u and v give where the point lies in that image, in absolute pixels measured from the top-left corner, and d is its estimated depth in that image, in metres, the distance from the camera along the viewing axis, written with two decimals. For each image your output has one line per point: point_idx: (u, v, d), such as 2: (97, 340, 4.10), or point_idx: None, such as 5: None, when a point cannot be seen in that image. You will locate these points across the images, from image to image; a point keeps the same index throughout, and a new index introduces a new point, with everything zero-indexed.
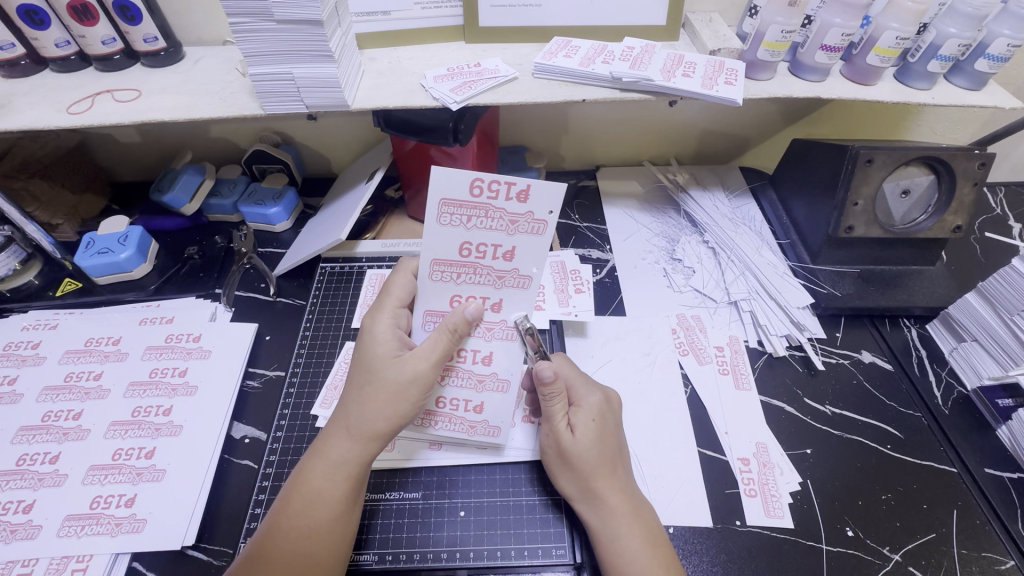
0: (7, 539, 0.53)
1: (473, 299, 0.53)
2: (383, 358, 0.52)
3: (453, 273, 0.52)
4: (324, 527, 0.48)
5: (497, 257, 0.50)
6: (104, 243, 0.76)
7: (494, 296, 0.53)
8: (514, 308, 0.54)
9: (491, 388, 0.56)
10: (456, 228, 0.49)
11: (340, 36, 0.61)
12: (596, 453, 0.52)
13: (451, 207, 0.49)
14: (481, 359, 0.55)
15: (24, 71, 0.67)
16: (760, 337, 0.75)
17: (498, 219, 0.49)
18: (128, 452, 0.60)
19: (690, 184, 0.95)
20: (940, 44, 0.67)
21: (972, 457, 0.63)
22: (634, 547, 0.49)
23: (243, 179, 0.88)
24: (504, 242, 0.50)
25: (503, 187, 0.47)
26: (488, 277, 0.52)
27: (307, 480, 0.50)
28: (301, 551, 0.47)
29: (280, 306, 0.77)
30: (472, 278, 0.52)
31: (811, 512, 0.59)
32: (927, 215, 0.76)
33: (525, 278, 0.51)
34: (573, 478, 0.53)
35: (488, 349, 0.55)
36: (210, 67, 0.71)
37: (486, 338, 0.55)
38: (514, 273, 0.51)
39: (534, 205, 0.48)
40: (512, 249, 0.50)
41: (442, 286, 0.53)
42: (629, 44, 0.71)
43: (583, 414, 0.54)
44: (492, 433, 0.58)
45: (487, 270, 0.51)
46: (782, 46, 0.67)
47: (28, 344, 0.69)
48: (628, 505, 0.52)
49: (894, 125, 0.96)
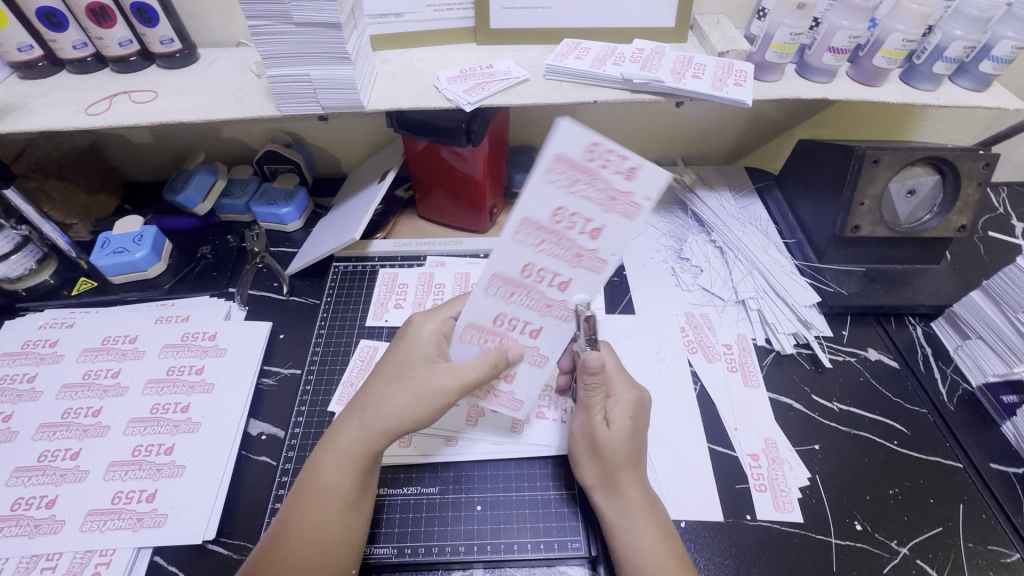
0: (31, 533, 0.54)
1: (543, 272, 0.47)
2: (419, 360, 0.54)
3: (536, 237, 0.46)
4: (334, 519, 0.49)
5: (584, 232, 0.44)
6: (119, 243, 0.77)
7: (564, 274, 0.47)
8: (579, 291, 0.48)
9: (530, 361, 0.53)
10: (556, 188, 0.43)
11: (356, 38, 0.62)
12: (625, 448, 0.53)
13: (560, 164, 0.42)
14: (530, 333, 0.52)
15: (41, 72, 0.68)
16: (767, 335, 0.76)
17: (600, 191, 0.42)
18: (148, 448, 0.61)
19: (697, 184, 0.96)
20: (946, 46, 0.68)
21: (977, 452, 0.64)
22: (645, 546, 0.50)
23: (254, 179, 0.89)
24: (595, 218, 0.44)
25: (616, 159, 0.41)
26: (567, 252, 0.46)
27: (319, 471, 0.51)
28: (311, 542, 0.48)
29: (294, 304, 0.78)
30: (552, 249, 0.46)
31: (820, 506, 0.60)
32: (932, 214, 0.77)
33: (602, 263, 0.46)
34: (596, 468, 0.54)
35: (540, 325, 0.51)
36: (224, 68, 0.72)
37: (541, 313, 0.50)
38: (594, 254, 0.46)
39: (639, 186, 0.42)
40: (600, 229, 0.44)
41: (519, 249, 0.46)
42: (638, 46, 0.72)
43: (620, 408, 0.55)
44: (513, 406, 0.56)
45: (569, 245, 0.46)
46: (790, 48, 0.68)
47: (46, 342, 0.70)
48: (643, 502, 0.53)
49: (898, 125, 0.97)
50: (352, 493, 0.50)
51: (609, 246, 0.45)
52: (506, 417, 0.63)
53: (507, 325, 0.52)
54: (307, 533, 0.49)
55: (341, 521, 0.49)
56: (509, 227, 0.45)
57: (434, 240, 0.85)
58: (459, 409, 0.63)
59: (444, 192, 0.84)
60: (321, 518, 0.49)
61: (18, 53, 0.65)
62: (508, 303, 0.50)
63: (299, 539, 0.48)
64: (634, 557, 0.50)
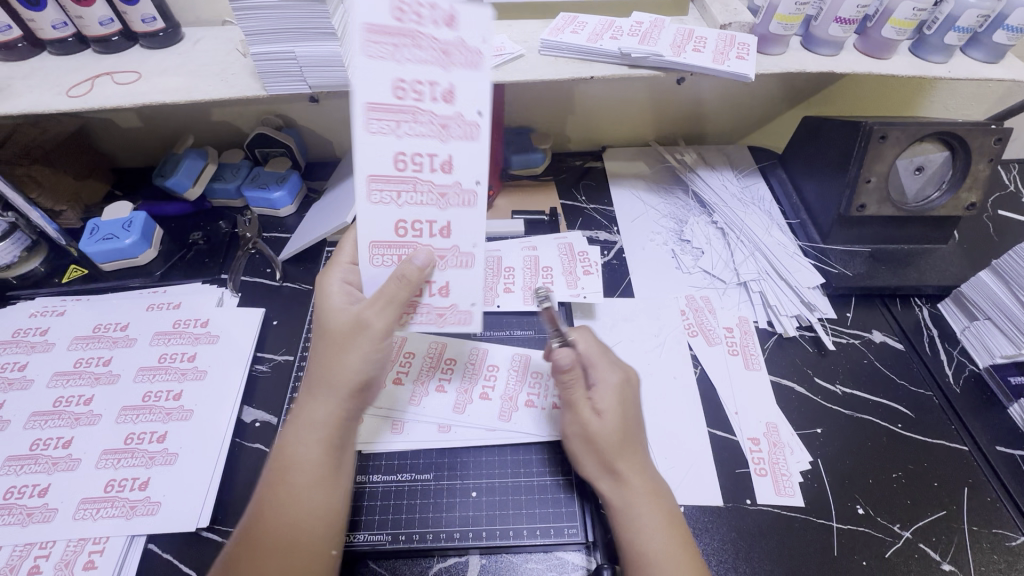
0: (23, 522, 0.54)
1: (419, 223, 0.48)
2: (334, 313, 0.52)
3: (390, 122, 0.45)
4: (308, 505, 0.48)
5: (436, 98, 0.44)
6: (108, 229, 0.75)
7: (441, 152, 0.46)
8: (465, 229, 0.49)
9: (457, 263, 0.50)
10: (386, 62, 0.43)
11: (342, 13, 0.60)
12: (616, 433, 0.52)
13: (375, 37, 0.43)
14: (440, 231, 0.49)
15: (21, 54, 0.66)
16: (770, 318, 0.75)
17: (428, 49, 0.43)
18: (140, 436, 0.60)
19: (698, 164, 0.94)
20: (959, 15, 0.65)
21: (982, 434, 0.63)
22: (653, 540, 0.48)
23: (245, 163, 0.87)
24: (440, 79, 0.44)
25: (430, 10, 0.43)
26: (430, 127, 0.45)
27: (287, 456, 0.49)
28: (292, 530, 0.47)
29: (287, 291, 0.76)
30: (412, 128, 0.45)
31: (822, 491, 0.59)
32: (941, 191, 0.75)
33: (469, 256, 0.50)
34: (597, 460, 0.53)
35: (444, 219, 0.48)
36: (210, 47, 0.70)
37: (440, 205, 0.48)
38: (459, 119, 0.45)
39: (464, 30, 0.43)
40: (452, 91, 0.44)
41: (381, 140, 0.45)
42: (637, 19, 0.69)
43: (605, 396, 0.54)
44: (463, 320, 0.53)
45: (428, 118, 0.45)
46: (795, 18, 0.65)
47: (37, 331, 0.69)
48: (648, 489, 0.51)
49: (908, 101, 0.94)
50: (321, 471, 0.49)
51: (469, 101, 0.45)
52: (497, 404, 0.62)
53: (412, 232, 0.49)
54: (285, 521, 0.47)
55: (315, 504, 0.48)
56: (359, 119, 0.44)
57: None
58: (448, 396, 0.62)
59: None
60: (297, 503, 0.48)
61: None
62: (400, 205, 0.48)
63: (279, 529, 0.47)
64: (637, 546, 0.48)
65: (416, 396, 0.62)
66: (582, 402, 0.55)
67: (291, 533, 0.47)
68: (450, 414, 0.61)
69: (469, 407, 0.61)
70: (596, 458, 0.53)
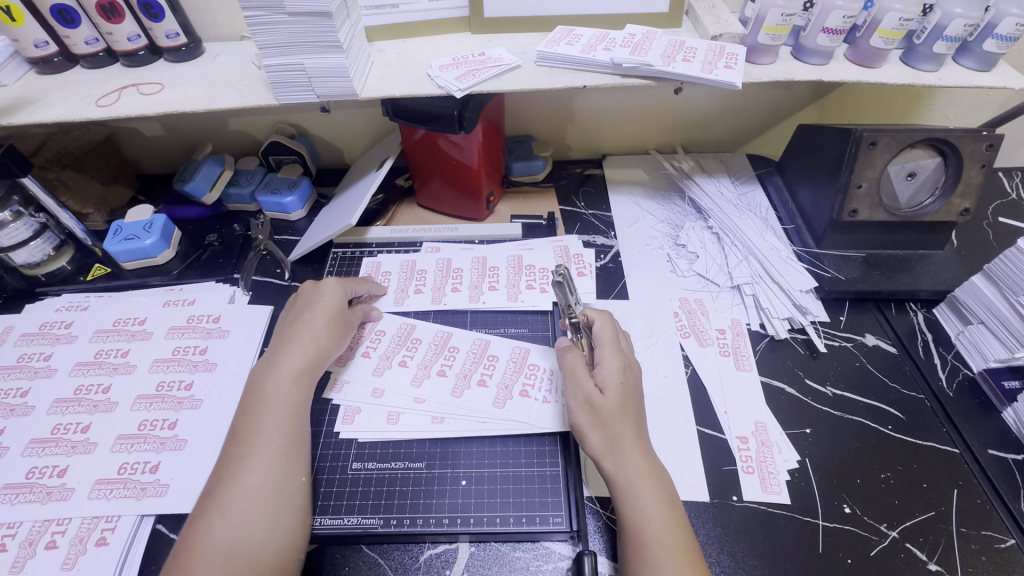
0: (43, 500, 0.58)
1: (419, 277, 0.79)
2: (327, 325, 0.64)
3: (514, 261, 0.81)
4: (271, 455, 0.53)
5: (529, 285, 0.77)
6: (130, 230, 0.80)
7: (502, 287, 0.77)
8: (413, 301, 0.76)
9: (397, 296, 0.77)
10: (526, 247, 0.83)
11: (349, 28, 0.64)
12: (621, 410, 0.55)
13: (559, 248, 0.83)
14: (417, 288, 0.78)
15: (56, 67, 0.72)
16: (762, 320, 0.76)
17: (539, 278, 0.78)
18: (153, 423, 0.64)
19: (695, 172, 0.96)
20: (946, 25, 0.66)
21: (975, 438, 0.63)
22: (649, 512, 0.50)
23: (260, 170, 0.92)
24: (536, 290, 0.76)
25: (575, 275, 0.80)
26: (510, 271, 0.79)
27: (253, 413, 0.56)
28: (257, 480, 0.51)
29: (294, 289, 0.80)
30: (507, 269, 0.80)
31: (808, 489, 0.60)
32: (934, 197, 0.76)
33: (440, 299, 0.76)
34: (599, 430, 0.54)
35: (424, 291, 0.77)
36: (228, 60, 0.75)
37: (434, 287, 0.78)
38: (516, 291, 0.76)
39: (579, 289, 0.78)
40: (525, 292, 0.76)
41: (498, 249, 0.83)
42: (630, 31, 0.72)
43: (609, 373, 0.57)
44: (398, 297, 0.76)
45: (513, 271, 0.79)
46: (783, 29, 0.67)
47: (62, 324, 0.74)
48: (648, 468, 0.53)
49: (906, 109, 0.95)
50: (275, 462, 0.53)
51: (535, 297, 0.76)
52: (492, 393, 0.64)
53: (417, 275, 0.79)
54: (248, 467, 0.52)
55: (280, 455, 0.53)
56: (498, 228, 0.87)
57: (430, 227, 0.87)
58: (447, 380, 0.65)
59: (442, 180, 0.86)
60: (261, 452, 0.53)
61: (35, 49, 0.68)
62: (437, 270, 0.80)
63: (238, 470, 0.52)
64: (638, 523, 0.50)
65: (418, 378, 0.66)
66: (583, 377, 0.58)
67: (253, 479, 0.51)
68: (446, 404, 0.63)
69: (466, 392, 0.64)
70: (599, 432, 0.54)
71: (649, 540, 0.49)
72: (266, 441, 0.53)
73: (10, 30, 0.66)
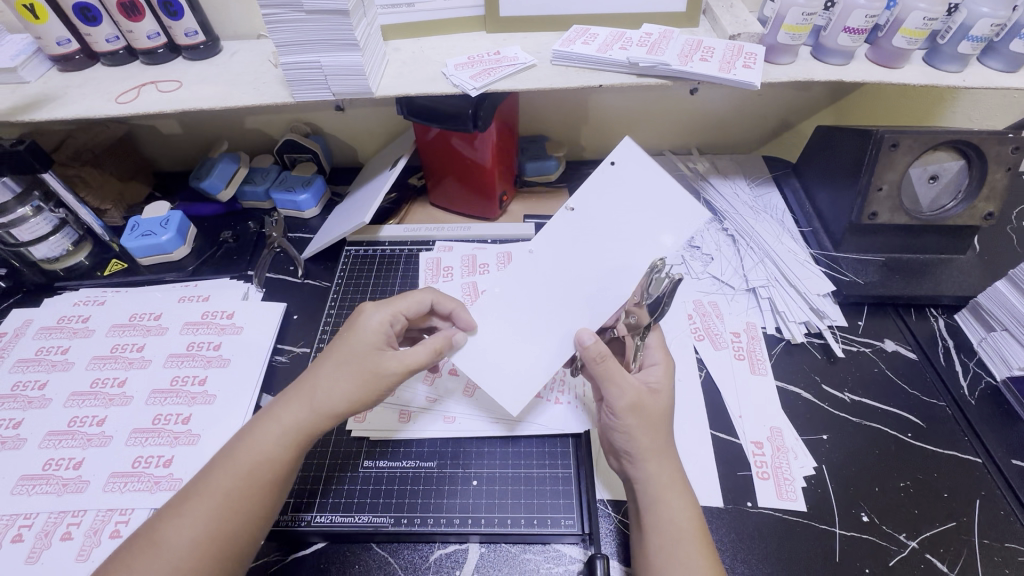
0: (59, 491, 0.58)
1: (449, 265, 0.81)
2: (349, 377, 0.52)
3: None
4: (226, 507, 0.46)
5: None
6: (147, 226, 0.81)
7: None
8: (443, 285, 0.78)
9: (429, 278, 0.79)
10: None
11: (365, 26, 0.64)
12: (664, 412, 0.54)
13: None
14: (448, 274, 0.80)
15: (78, 65, 0.73)
16: (778, 324, 0.75)
17: None
18: (167, 417, 0.64)
19: (711, 173, 0.95)
20: (972, 25, 0.65)
21: (998, 448, 0.61)
22: (682, 513, 0.49)
23: (274, 168, 0.93)
24: None
25: None
26: None
27: (224, 462, 0.48)
28: (200, 530, 0.45)
29: (307, 287, 0.81)
30: None
31: (825, 497, 0.59)
32: (957, 201, 0.74)
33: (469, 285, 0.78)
34: (648, 430, 0.53)
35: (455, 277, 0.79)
36: (245, 59, 0.75)
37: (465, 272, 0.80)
38: None
39: None
40: None
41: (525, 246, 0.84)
42: (647, 31, 0.71)
43: (658, 374, 0.57)
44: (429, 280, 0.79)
45: None
46: (803, 29, 0.66)
47: (80, 318, 0.75)
48: (673, 471, 0.52)
49: (928, 111, 0.93)
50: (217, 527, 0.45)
51: None
52: None
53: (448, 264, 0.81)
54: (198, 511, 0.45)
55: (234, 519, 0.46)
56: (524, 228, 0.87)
57: (443, 226, 0.87)
58: (459, 379, 0.66)
59: (455, 181, 0.86)
60: (213, 507, 0.46)
61: (57, 47, 0.69)
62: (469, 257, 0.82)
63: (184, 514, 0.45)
64: (672, 524, 0.49)
65: (431, 376, 0.66)
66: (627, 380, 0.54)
67: (190, 536, 0.44)
68: (458, 404, 0.64)
69: (478, 392, 0.64)
70: (648, 432, 0.53)
71: (680, 540, 0.48)
72: (228, 495, 0.47)
73: (33, 28, 0.67)
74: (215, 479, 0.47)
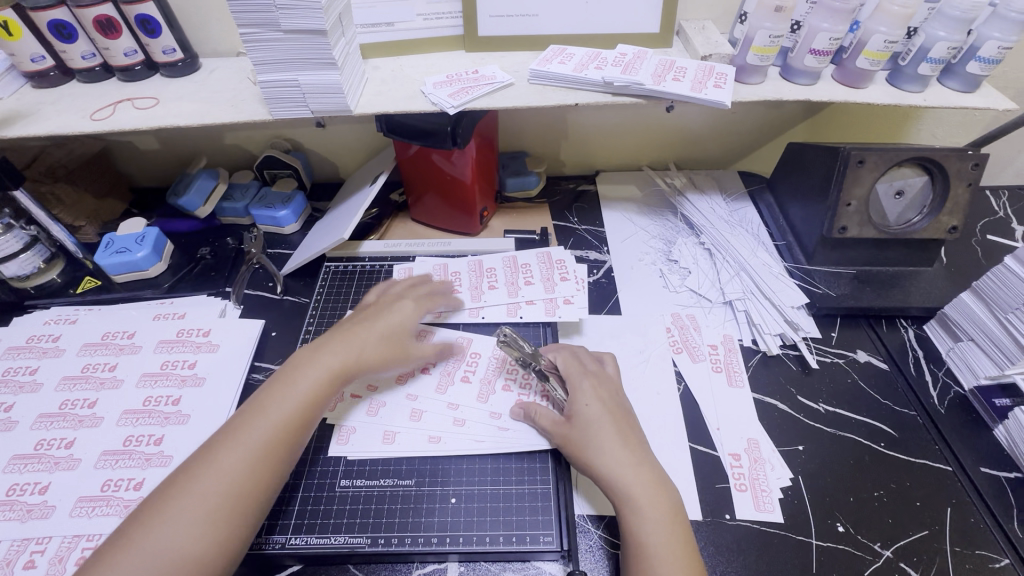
0: (23, 517, 0.56)
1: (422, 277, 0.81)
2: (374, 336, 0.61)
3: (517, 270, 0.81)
4: (269, 442, 0.51)
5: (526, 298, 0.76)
6: (122, 243, 0.80)
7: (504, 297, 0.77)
8: None
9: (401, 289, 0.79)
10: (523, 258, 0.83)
11: (343, 45, 0.65)
12: (619, 428, 0.57)
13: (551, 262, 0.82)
14: None
15: (52, 82, 0.72)
16: (754, 337, 0.76)
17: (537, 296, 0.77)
18: (139, 438, 0.63)
19: (687, 187, 0.97)
20: (930, 48, 0.68)
21: (968, 456, 0.63)
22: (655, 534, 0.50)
23: (254, 184, 0.93)
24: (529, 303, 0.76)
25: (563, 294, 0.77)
26: (511, 280, 0.79)
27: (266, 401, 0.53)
28: (246, 460, 0.49)
29: (286, 304, 0.80)
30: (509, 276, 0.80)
31: (801, 506, 0.60)
32: (922, 215, 0.77)
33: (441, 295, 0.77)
34: (611, 453, 0.55)
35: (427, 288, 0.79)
36: (224, 76, 0.75)
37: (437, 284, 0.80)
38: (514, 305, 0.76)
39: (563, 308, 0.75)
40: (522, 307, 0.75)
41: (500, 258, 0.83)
42: (622, 51, 0.73)
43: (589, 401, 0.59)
44: None
45: (513, 280, 0.79)
46: (771, 50, 0.68)
47: (50, 337, 0.73)
48: (649, 477, 0.54)
49: (894, 129, 0.97)
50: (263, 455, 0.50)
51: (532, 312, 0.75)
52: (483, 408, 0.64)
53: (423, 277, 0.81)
54: (244, 443, 0.50)
55: (243, 489, 0.48)
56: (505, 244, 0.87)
57: (423, 241, 0.87)
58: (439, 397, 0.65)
59: (436, 197, 0.86)
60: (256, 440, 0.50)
61: (31, 63, 0.69)
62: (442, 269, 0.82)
63: (226, 451, 0.49)
64: (645, 546, 0.50)
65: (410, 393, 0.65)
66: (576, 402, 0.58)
67: (236, 466, 0.49)
68: (438, 422, 0.63)
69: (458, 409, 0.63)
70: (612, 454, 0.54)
71: (652, 558, 0.49)
72: (269, 431, 0.51)
73: (7, 44, 0.66)
74: (257, 417, 0.52)
